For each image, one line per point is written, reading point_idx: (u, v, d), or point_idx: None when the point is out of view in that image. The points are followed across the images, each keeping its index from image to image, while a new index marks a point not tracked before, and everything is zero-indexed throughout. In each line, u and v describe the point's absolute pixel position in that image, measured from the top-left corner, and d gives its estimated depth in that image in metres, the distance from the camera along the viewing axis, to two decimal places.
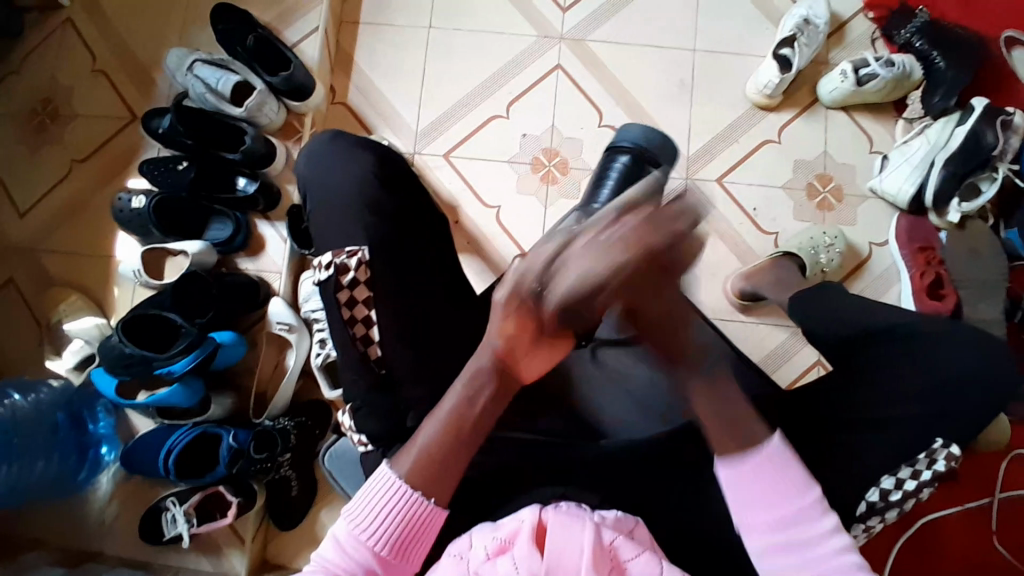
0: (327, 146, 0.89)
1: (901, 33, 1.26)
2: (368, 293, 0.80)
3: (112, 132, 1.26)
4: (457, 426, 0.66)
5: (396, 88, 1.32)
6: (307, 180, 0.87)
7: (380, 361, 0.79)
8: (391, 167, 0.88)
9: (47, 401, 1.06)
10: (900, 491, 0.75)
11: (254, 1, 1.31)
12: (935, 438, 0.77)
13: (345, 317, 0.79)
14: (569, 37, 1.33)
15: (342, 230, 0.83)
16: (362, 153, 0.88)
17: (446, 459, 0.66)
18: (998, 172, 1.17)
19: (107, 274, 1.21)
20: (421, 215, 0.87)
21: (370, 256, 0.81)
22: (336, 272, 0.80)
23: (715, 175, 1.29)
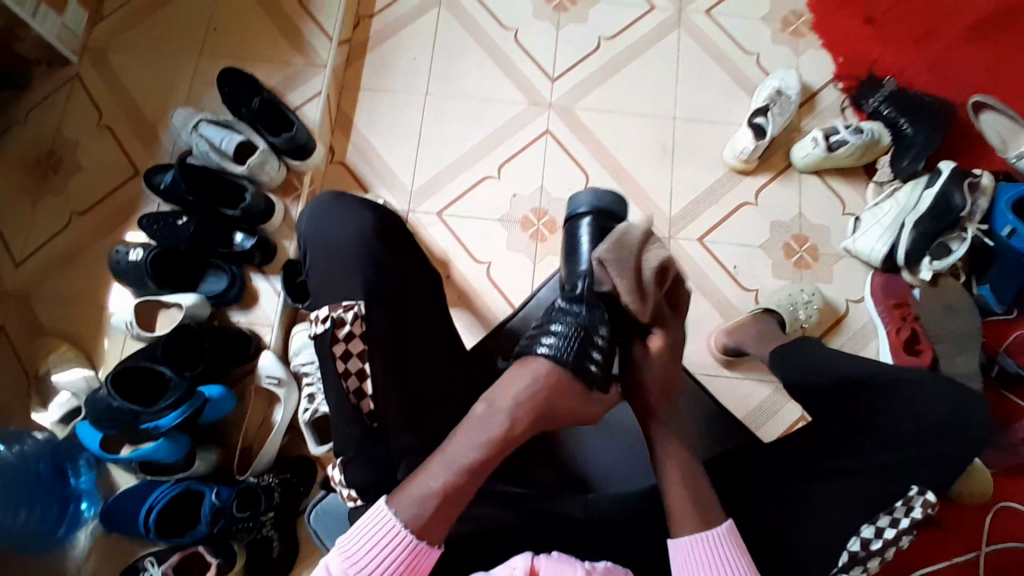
0: (328, 206, 0.89)
1: (869, 101, 1.37)
2: (364, 346, 0.79)
3: (112, 186, 1.28)
4: (470, 468, 0.64)
5: (393, 147, 1.37)
6: (306, 238, 0.87)
7: (372, 414, 0.78)
8: (390, 220, 0.89)
9: (32, 453, 1.05)
10: (881, 540, 0.76)
11: (260, 65, 1.37)
12: (910, 485, 0.80)
13: (339, 370, 0.78)
14: (558, 105, 1.40)
15: (343, 280, 0.82)
16: (363, 209, 0.89)
17: (451, 503, 0.64)
18: (967, 233, 1.22)
19: (98, 325, 1.20)
20: (420, 267, 0.89)
21: (366, 311, 0.80)
22: (333, 326, 0.79)
23: (697, 235, 1.34)
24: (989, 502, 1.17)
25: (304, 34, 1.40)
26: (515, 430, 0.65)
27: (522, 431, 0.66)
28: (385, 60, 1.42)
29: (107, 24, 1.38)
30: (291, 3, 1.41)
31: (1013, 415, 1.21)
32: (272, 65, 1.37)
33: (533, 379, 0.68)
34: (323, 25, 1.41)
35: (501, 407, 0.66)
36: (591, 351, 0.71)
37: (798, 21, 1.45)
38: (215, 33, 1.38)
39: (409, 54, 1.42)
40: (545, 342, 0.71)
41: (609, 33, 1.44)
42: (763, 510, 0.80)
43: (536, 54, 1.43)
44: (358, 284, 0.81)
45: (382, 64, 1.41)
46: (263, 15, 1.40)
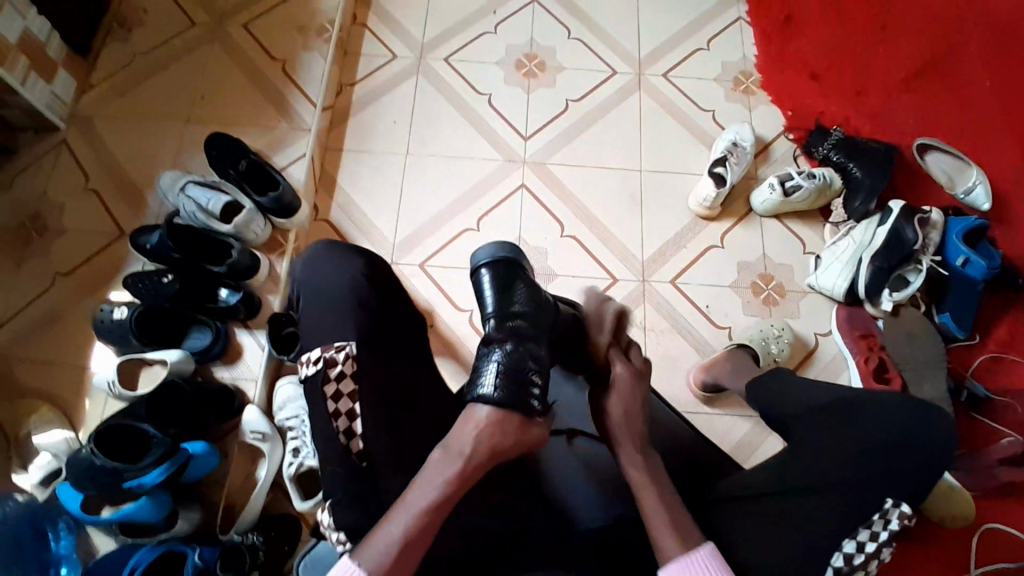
0: (317, 254, 0.91)
1: (819, 149, 1.48)
2: (355, 385, 0.80)
3: (97, 246, 1.30)
4: (430, 509, 0.68)
5: (376, 204, 1.42)
6: (299, 283, 0.90)
7: (363, 453, 0.78)
8: (378, 266, 0.92)
9: (12, 517, 1.00)
10: (863, 554, 0.78)
11: (247, 130, 1.43)
12: (885, 498, 0.80)
13: (330, 410, 0.78)
14: (531, 161, 1.48)
15: (333, 321, 0.83)
16: (349, 254, 0.91)
17: (416, 544, 0.66)
18: (922, 264, 1.31)
19: (81, 386, 1.19)
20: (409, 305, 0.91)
21: (357, 351, 0.81)
22: (324, 366, 0.80)
23: (669, 277, 1.40)
24: (975, 525, 1.19)
25: (287, 99, 1.46)
26: (469, 468, 0.71)
27: (474, 470, 0.72)
28: (367, 124, 1.49)
29: (96, 92, 1.44)
30: (276, 73, 1.49)
31: (985, 437, 1.26)
32: (257, 130, 1.43)
33: (479, 423, 0.74)
34: (306, 91, 1.48)
35: (455, 450, 0.72)
36: (530, 389, 0.78)
37: (747, 80, 1.58)
38: (201, 101, 1.45)
39: (389, 118, 1.50)
40: (483, 387, 0.78)
41: (576, 95, 1.55)
42: (750, 528, 0.82)
43: (508, 116, 1.52)
44: (347, 322, 0.83)
45: (364, 128, 1.49)
46: (249, 84, 1.47)
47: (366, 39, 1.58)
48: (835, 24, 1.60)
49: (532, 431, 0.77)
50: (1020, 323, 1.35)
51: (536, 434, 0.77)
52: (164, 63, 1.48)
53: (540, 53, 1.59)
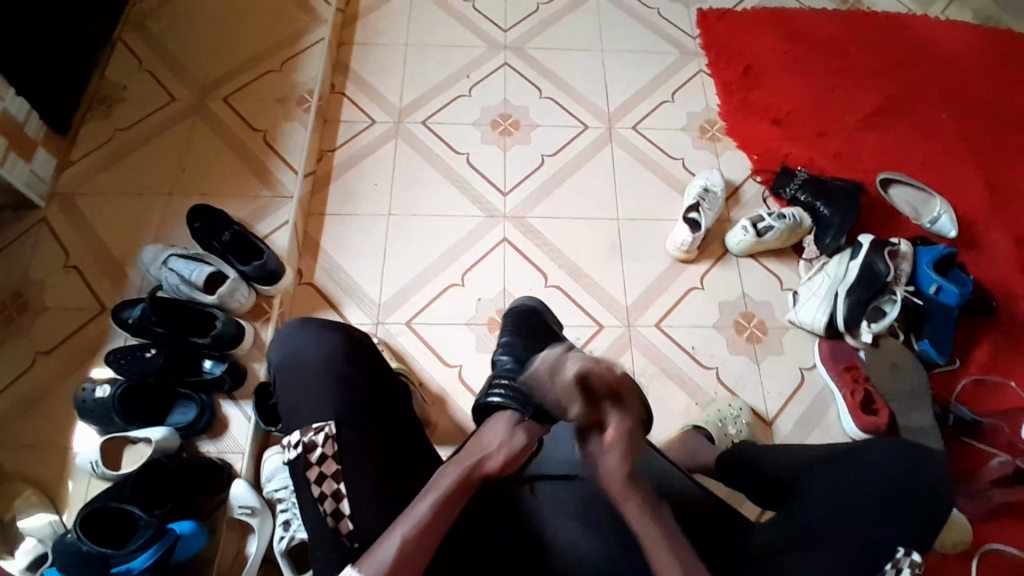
0: (295, 331, 0.89)
1: (786, 190, 1.53)
2: (338, 466, 0.77)
3: (79, 322, 1.28)
4: (426, 522, 0.69)
5: (360, 266, 1.44)
6: (276, 365, 0.88)
7: (352, 534, 0.74)
8: (359, 341, 0.90)
9: None
10: None
11: (229, 200, 1.44)
12: (896, 546, 0.77)
13: (315, 494, 0.76)
14: (512, 215, 1.52)
15: (314, 402, 0.81)
16: (328, 330, 0.89)
17: (410, 565, 0.66)
18: (896, 295, 1.35)
19: (63, 466, 1.15)
20: (390, 377, 0.88)
21: (337, 430, 0.79)
22: (303, 450, 0.78)
23: (654, 320, 1.42)
24: (973, 549, 1.19)
25: (269, 168, 1.49)
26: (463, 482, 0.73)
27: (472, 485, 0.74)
28: (348, 188, 1.52)
29: (77, 169, 1.46)
30: (257, 143, 1.52)
31: (975, 460, 1.27)
32: (238, 199, 1.45)
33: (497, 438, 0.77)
34: (288, 159, 1.50)
35: (459, 467, 0.75)
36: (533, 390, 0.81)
37: (713, 128, 1.66)
38: (183, 174, 1.47)
39: (371, 181, 1.53)
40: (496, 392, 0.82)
41: (551, 150, 1.60)
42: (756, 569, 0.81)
43: (487, 173, 1.57)
44: (326, 402, 0.81)
45: (346, 191, 1.52)
46: (230, 155, 1.50)
47: (345, 107, 1.63)
48: (790, 74, 1.70)
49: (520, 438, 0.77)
50: (997, 346, 1.39)
51: (526, 442, 0.77)
52: (145, 138, 1.50)
53: (513, 112, 1.65)
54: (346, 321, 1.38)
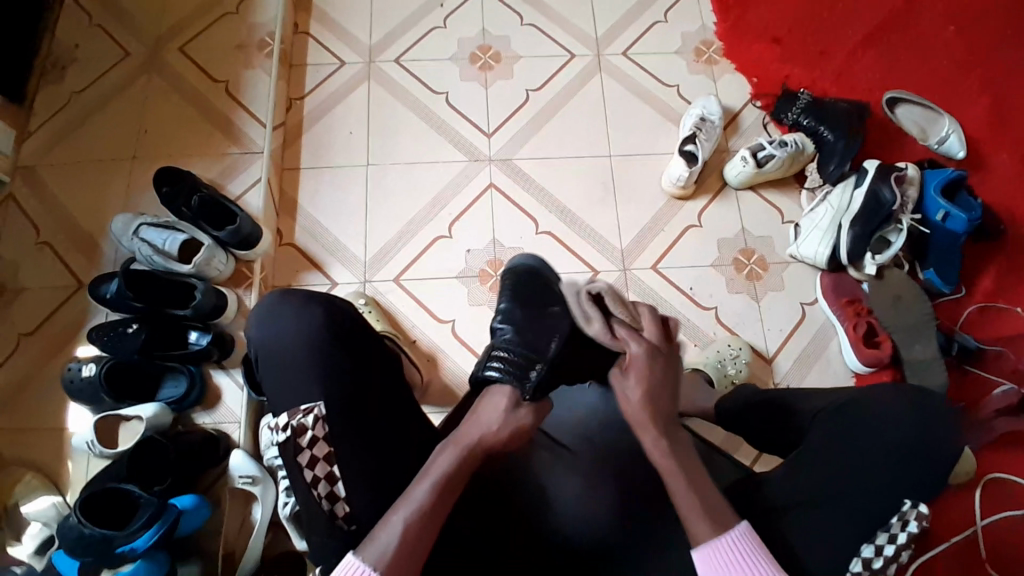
0: (272, 310, 0.83)
1: (788, 115, 1.45)
2: (330, 448, 0.75)
3: (58, 301, 1.25)
4: (427, 507, 0.69)
5: (341, 222, 1.38)
6: (258, 347, 0.82)
7: (349, 517, 0.74)
8: (343, 315, 0.83)
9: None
10: (881, 559, 0.72)
11: (196, 161, 1.37)
12: (903, 500, 0.74)
13: (308, 478, 0.74)
14: (497, 158, 1.44)
15: (301, 387, 0.78)
16: (308, 306, 0.82)
17: (412, 552, 0.66)
18: (902, 224, 1.30)
19: (60, 448, 1.15)
20: (377, 350, 0.83)
21: (327, 411, 0.76)
22: (293, 434, 0.75)
23: (650, 263, 1.37)
24: (977, 477, 1.20)
25: (235, 123, 1.40)
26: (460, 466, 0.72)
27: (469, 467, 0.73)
28: (321, 139, 1.44)
29: (35, 140, 1.37)
30: (221, 97, 1.43)
31: (978, 389, 1.26)
32: (207, 159, 1.37)
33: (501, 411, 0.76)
34: (252, 110, 1.41)
35: (462, 444, 0.74)
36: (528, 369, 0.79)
37: (709, 49, 1.54)
38: (147, 135, 1.38)
39: (345, 130, 1.44)
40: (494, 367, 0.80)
41: (535, 85, 1.50)
42: None
43: (469, 114, 1.47)
44: (315, 388, 0.78)
45: (319, 142, 1.43)
46: (193, 111, 1.41)
47: (311, 48, 1.52)
48: None
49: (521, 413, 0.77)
50: (1005, 271, 1.34)
51: (527, 416, 0.77)
52: (102, 98, 1.41)
53: (493, 43, 1.53)
54: (332, 282, 1.33)
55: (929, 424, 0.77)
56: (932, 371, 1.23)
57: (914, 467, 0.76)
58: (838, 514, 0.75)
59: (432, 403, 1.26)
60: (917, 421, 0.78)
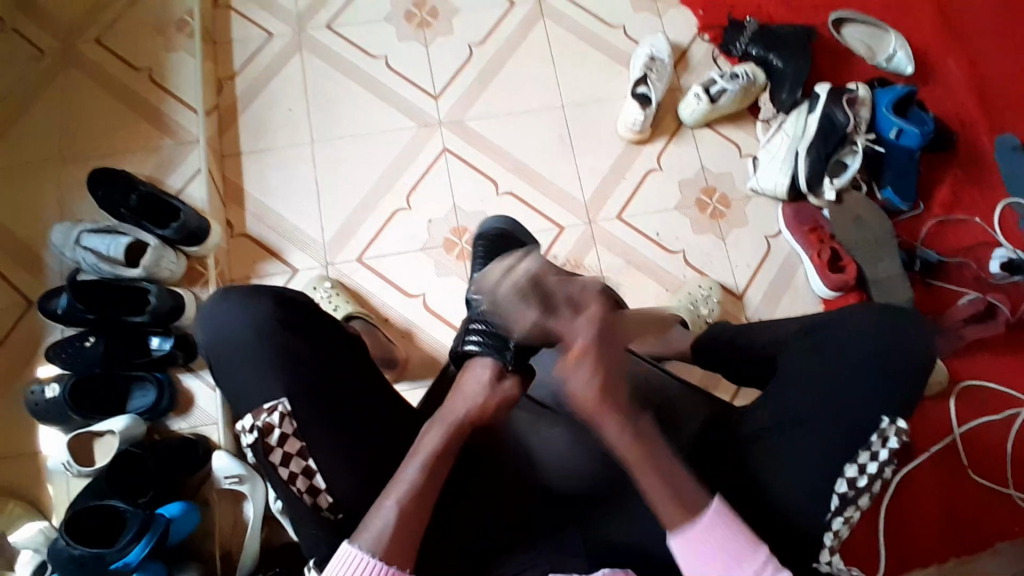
0: (217, 311, 0.78)
1: (736, 45, 1.42)
2: (301, 444, 0.73)
3: (8, 323, 1.19)
4: (418, 490, 0.69)
5: (295, 204, 1.33)
6: (209, 349, 0.77)
7: (334, 507, 0.73)
8: (295, 302, 0.80)
9: None
10: (864, 476, 0.75)
11: (131, 159, 1.30)
12: (881, 417, 0.76)
13: (284, 476, 0.71)
14: (447, 121, 1.39)
15: (259, 381, 0.74)
16: (258, 301, 0.78)
17: (409, 532, 0.67)
18: (857, 145, 1.32)
19: (36, 472, 1.12)
20: (334, 333, 0.81)
21: (292, 407, 0.73)
22: (261, 434, 0.71)
23: (614, 213, 1.36)
24: (951, 386, 1.24)
25: (165, 113, 1.33)
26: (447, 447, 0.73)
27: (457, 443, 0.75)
28: (260, 120, 1.37)
29: None
30: (146, 87, 1.35)
31: (945, 300, 1.29)
32: (140, 153, 1.30)
33: (483, 385, 0.79)
34: (182, 97, 1.34)
35: (449, 420, 0.76)
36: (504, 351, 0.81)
37: None
38: (73, 138, 1.30)
39: (283, 107, 1.38)
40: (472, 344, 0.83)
41: (477, 38, 1.44)
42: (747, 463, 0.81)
43: (412, 77, 1.41)
44: (274, 383, 0.74)
45: (258, 124, 1.37)
46: (117, 106, 1.33)
47: (235, 22, 1.42)
48: None
49: (505, 384, 0.80)
50: (959, 181, 1.37)
51: (510, 388, 0.80)
52: (20, 102, 1.31)
53: None
54: (292, 268, 1.29)
55: (898, 345, 0.79)
56: (896, 287, 1.26)
57: (890, 384, 0.77)
58: (818, 439, 0.76)
59: (413, 377, 1.25)
60: (885, 339, 0.80)
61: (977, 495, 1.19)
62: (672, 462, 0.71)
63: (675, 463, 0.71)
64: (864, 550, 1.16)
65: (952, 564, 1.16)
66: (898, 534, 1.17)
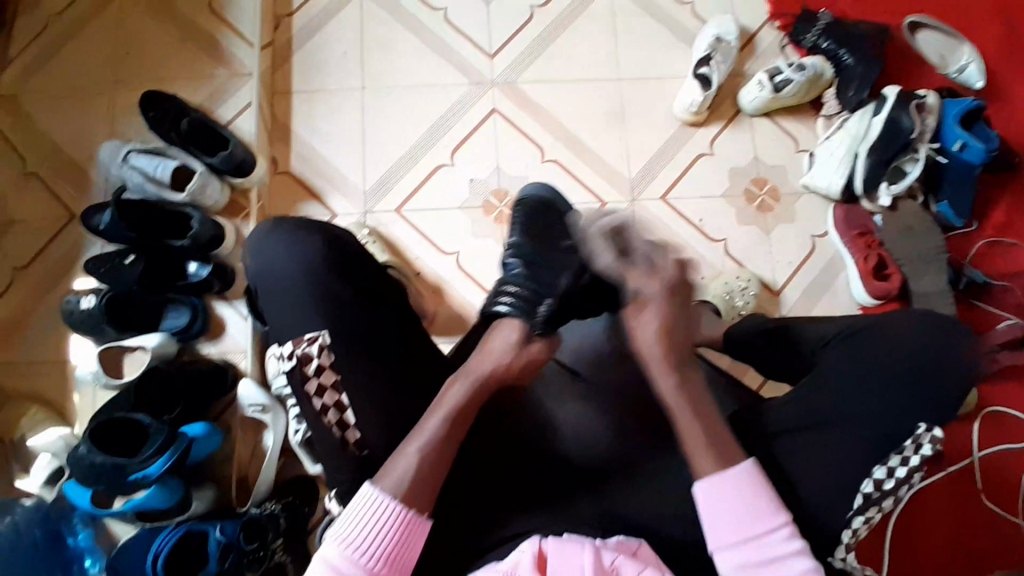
0: (265, 237, 0.78)
1: (807, 36, 1.37)
2: (335, 376, 0.74)
3: (53, 234, 1.22)
4: (439, 439, 0.69)
5: (339, 149, 1.32)
6: (254, 274, 0.79)
7: (360, 443, 0.73)
8: (339, 239, 0.80)
9: (24, 522, 1.01)
10: (893, 479, 0.73)
11: (184, 85, 1.31)
12: (917, 422, 0.74)
13: (316, 408, 0.73)
14: (501, 82, 1.37)
15: (299, 310, 0.75)
16: (304, 230, 0.78)
17: (427, 483, 0.68)
18: (919, 153, 1.27)
19: (65, 381, 1.15)
20: (382, 280, 0.81)
21: (331, 339, 0.74)
22: (298, 363, 0.73)
23: (658, 193, 1.34)
24: (978, 409, 1.21)
25: (223, 44, 1.33)
26: (470, 400, 0.73)
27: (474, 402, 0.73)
28: (313, 60, 1.36)
29: (17, 68, 1.30)
30: (206, 14, 1.35)
31: (983, 321, 1.26)
32: (194, 81, 1.31)
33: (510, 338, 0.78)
34: (241, 30, 1.34)
35: (474, 373, 0.75)
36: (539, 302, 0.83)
37: None
38: (131, 58, 1.31)
39: (338, 50, 1.37)
40: (505, 302, 0.83)
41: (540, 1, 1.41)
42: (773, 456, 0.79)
43: (470, 33, 1.39)
44: (313, 313, 0.75)
45: (312, 64, 1.36)
46: (176, 31, 1.33)
47: None
48: None
49: (532, 348, 0.78)
50: (1016, 204, 1.32)
51: (538, 351, 0.78)
52: (87, 18, 1.32)
53: None
54: (332, 212, 1.29)
55: (941, 360, 0.76)
56: (939, 302, 1.22)
57: (927, 397, 0.75)
58: (847, 439, 0.75)
59: (439, 333, 1.25)
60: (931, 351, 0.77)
61: (990, 521, 1.17)
62: (699, 444, 0.70)
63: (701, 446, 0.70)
64: (867, 562, 1.15)
65: None
66: (902, 550, 1.16)
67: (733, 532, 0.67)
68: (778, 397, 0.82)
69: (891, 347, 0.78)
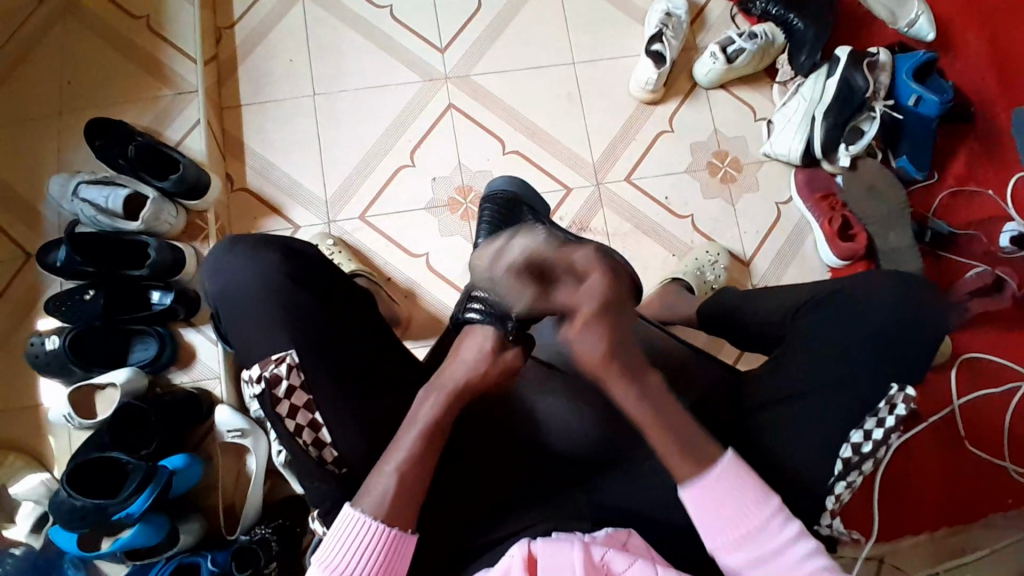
0: (223, 262, 0.77)
1: (755, 4, 1.36)
2: (308, 396, 0.72)
3: (8, 276, 1.18)
4: (415, 455, 0.69)
5: (295, 160, 1.30)
6: (216, 299, 0.76)
7: (338, 461, 0.72)
8: (298, 254, 0.79)
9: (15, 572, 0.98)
10: (870, 442, 0.74)
11: (129, 109, 1.27)
12: (890, 384, 0.75)
13: (290, 429, 0.71)
14: (454, 76, 1.35)
15: (265, 334, 0.73)
16: (263, 253, 0.77)
17: (407, 499, 0.67)
18: (874, 111, 1.28)
19: (38, 424, 1.12)
20: (347, 293, 0.80)
21: (299, 358, 0.72)
22: (267, 385, 0.71)
23: (623, 174, 1.33)
24: (954, 358, 1.24)
25: (164, 62, 1.29)
26: (443, 416, 0.72)
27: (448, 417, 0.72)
28: (260, 71, 1.33)
29: None
30: (143, 33, 1.30)
31: (953, 272, 1.28)
32: (139, 103, 1.27)
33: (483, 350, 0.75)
34: (181, 46, 1.30)
35: (447, 386, 0.73)
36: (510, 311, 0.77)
37: None
38: (70, 85, 1.26)
39: (285, 58, 1.33)
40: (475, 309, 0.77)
41: None
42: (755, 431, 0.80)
43: (419, 29, 1.36)
44: (279, 334, 0.73)
45: (260, 75, 1.32)
46: (114, 53, 1.29)
47: None
48: None
49: (509, 355, 0.76)
50: (973, 154, 1.34)
51: (513, 355, 0.76)
52: (17, 47, 1.27)
53: None
54: (294, 225, 1.27)
55: (910, 320, 0.77)
56: (906, 257, 1.24)
57: (898, 358, 0.76)
58: (824, 407, 0.76)
59: (416, 337, 1.24)
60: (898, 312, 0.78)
61: (974, 466, 1.20)
62: (679, 428, 0.70)
63: (682, 430, 0.70)
64: (860, 519, 1.17)
65: (944, 534, 1.17)
66: (892, 504, 1.18)
67: (721, 518, 0.68)
68: (755, 371, 0.82)
69: (860, 312, 0.79)
